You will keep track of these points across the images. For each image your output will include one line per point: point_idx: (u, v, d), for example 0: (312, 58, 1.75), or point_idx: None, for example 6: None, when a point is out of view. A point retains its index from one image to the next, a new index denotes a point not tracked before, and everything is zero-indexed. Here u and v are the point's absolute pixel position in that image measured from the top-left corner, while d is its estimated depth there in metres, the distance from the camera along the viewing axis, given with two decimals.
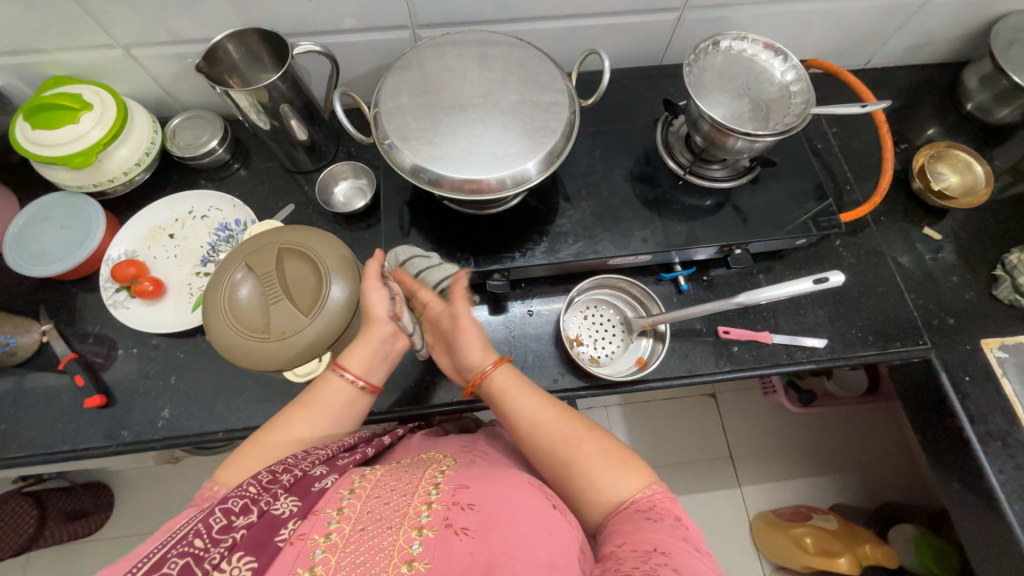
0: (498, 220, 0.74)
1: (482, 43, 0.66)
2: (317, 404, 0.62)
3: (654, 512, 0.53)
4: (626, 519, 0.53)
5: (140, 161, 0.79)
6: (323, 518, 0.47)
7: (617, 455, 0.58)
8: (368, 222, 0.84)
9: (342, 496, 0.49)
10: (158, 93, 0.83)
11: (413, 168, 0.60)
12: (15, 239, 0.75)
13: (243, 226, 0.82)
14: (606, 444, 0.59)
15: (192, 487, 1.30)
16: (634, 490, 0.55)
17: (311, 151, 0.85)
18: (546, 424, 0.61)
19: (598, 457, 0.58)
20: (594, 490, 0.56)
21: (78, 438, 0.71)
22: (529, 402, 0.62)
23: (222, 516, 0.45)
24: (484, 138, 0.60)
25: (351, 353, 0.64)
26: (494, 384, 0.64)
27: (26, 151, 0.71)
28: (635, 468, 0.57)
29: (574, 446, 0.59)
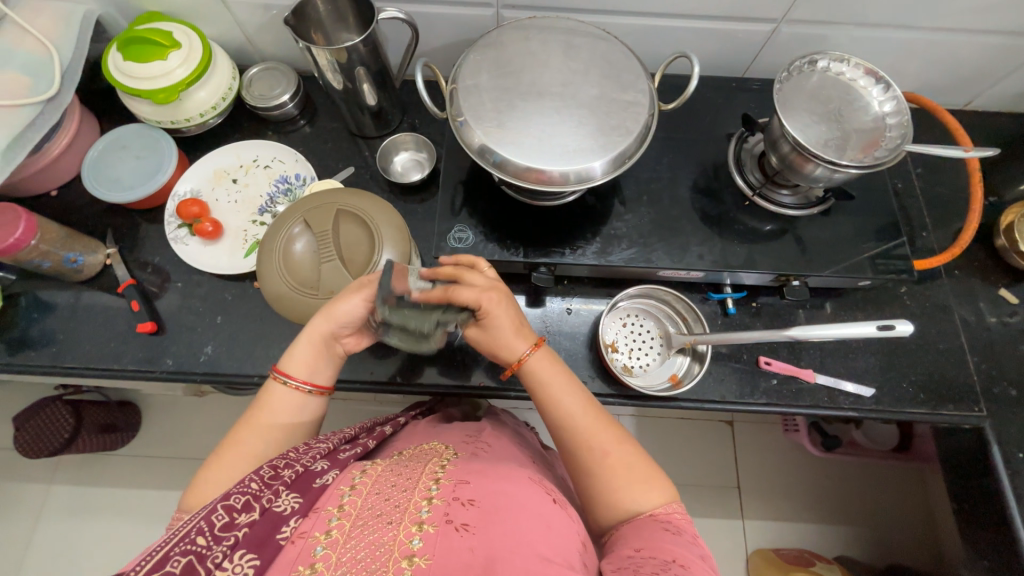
0: (552, 214, 0.73)
1: (568, 32, 0.64)
2: (267, 415, 0.62)
3: (671, 526, 0.53)
4: (642, 527, 0.53)
5: (216, 105, 0.81)
6: (323, 515, 0.49)
7: (643, 471, 0.57)
8: (421, 196, 0.85)
9: (343, 493, 0.51)
10: (241, 40, 0.85)
11: (480, 149, 0.59)
12: (93, 162, 0.79)
13: (302, 181, 0.83)
14: (635, 459, 0.58)
15: (214, 420, 1.37)
16: (654, 504, 0.56)
17: (377, 118, 0.85)
18: (581, 427, 0.59)
19: (624, 471, 0.57)
20: (616, 500, 0.56)
21: (127, 359, 0.75)
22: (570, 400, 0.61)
23: (225, 513, 0.48)
24: (557, 128, 0.59)
25: (291, 359, 0.63)
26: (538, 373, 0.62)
27: (116, 81, 0.74)
28: (658, 484, 0.57)
29: (599, 459, 0.58)
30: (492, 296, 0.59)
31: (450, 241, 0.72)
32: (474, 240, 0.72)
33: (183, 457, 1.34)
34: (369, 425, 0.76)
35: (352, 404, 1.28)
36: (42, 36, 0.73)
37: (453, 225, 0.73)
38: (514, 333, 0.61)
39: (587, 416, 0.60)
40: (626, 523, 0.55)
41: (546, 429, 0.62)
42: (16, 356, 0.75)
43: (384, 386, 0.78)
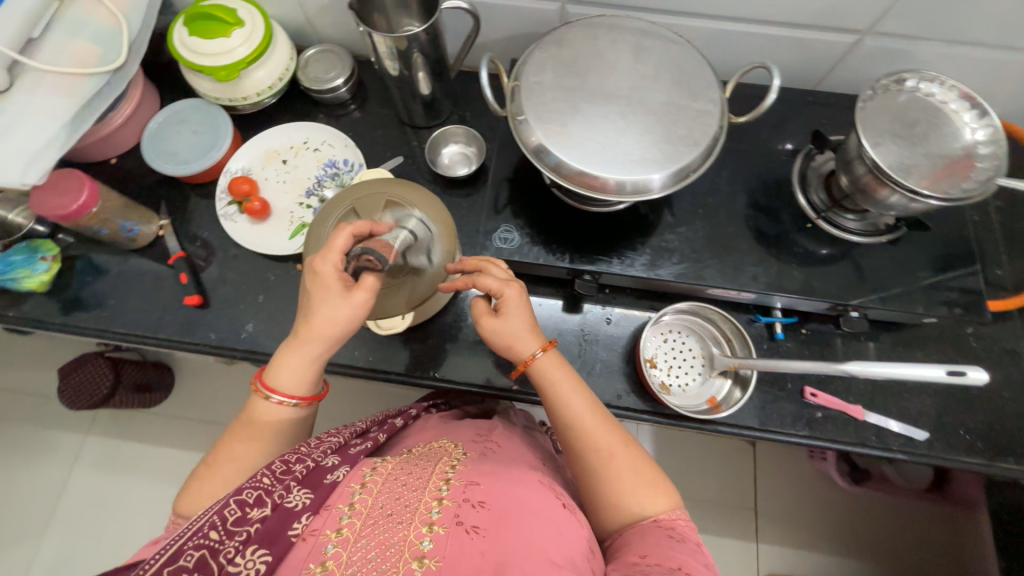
0: (601, 220, 0.71)
1: (639, 33, 0.61)
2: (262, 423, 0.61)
3: (674, 529, 0.53)
4: (647, 533, 0.53)
5: (272, 86, 0.82)
6: (335, 513, 0.49)
7: (648, 475, 0.57)
8: (466, 190, 0.84)
9: (354, 491, 0.52)
10: (301, 20, 0.85)
11: (537, 148, 0.58)
12: (153, 134, 0.81)
13: (350, 167, 0.84)
14: (640, 462, 0.58)
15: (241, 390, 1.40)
16: (658, 509, 0.55)
17: (428, 107, 0.84)
18: (587, 428, 0.59)
19: (628, 475, 0.57)
20: (622, 503, 0.56)
21: (172, 329, 0.77)
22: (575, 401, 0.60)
23: (237, 508, 0.48)
24: (619, 135, 0.57)
25: (278, 374, 0.60)
26: (543, 372, 0.61)
27: (180, 55, 0.75)
28: (662, 488, 0.57)
29: (604, 460, 0.57)
30: (514, 289, 0.60)
31: (495, 240, 0.71)
32: (519, 241, 0.71)
33: (210, 422, 1.39)
34: (381, 419, 0.76)
35: (376, 387, 1.30)
36: (114, 8, 0.73)
37: (500, 224, 0.72)
38: (525, 333, 0.61)
39: (591, 417, 0.60)
40: (631, 527, 0.55)
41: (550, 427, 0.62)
42: (71, 316, 0.78)
43: (413, 378, 0.78)
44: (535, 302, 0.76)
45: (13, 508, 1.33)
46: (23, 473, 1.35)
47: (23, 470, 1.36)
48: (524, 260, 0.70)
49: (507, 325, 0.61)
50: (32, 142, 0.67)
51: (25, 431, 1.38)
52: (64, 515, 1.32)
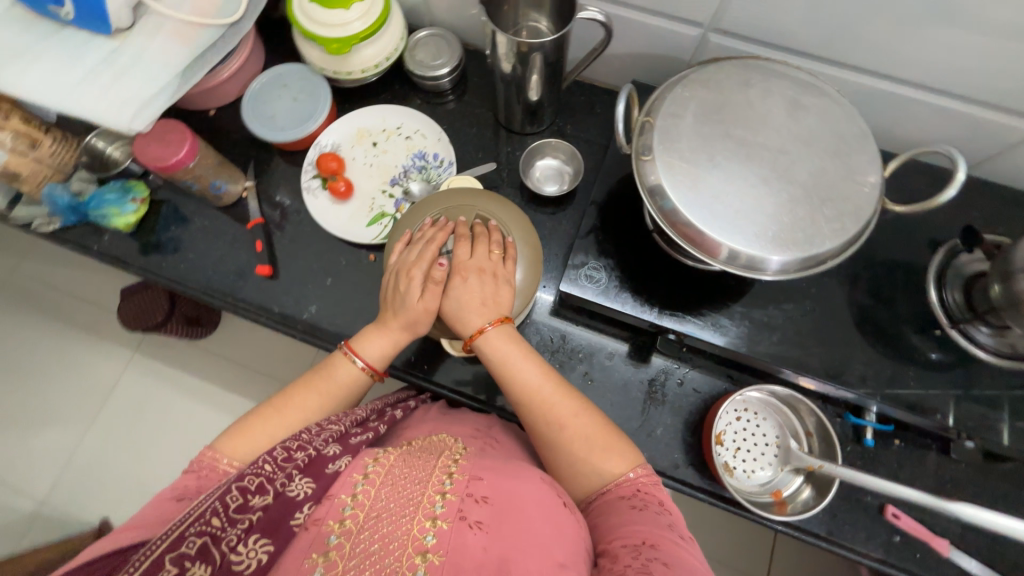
0: (699, 277, 0.65)
1: (798, 86, 0.54)
2: (325, 381, 0.62)
3: (637, 496, 0.51)
4: (612, 509, 0.51)
5: (378, 65, 0.79)
6: (337, 503, 0.46)
7: (601, 440, 0.54)
8: (554, 209, 0.79)
9: (355, 482, 0.48)
10: (418, 0, 0.81)
11: (653, 190, 0.53)
12: (255, 94, 0.80)
13: (440, 162, 0.80)
14: (593, 428, 0.55)
15: (280, 347, 1.43)
16: (618, 473, 0.53)
17: (533, 115, 0.80)
18: (543, 398, 0.56)
19: (581, 442, 0.54)
20: (582, 472, 0.54)
21: (240, 292, 0.77)
22: (527, 371, 0.58)
23: (238, 495, 0.46)
24: (753, 201, 0.50)
25: (366, 339, 0.63)
26: (490, 346, 0.58)
27: (297, 20, 0.73)
28: (618, 452, 0.54)
29: (554, 431, 0.55)
30: (460, 269, 0.59)
31: (578, 278, 0.67)
32: (606, 283, 0.67)
33: (244, 367, 1.42)
34: (378, 407, 0.71)
35: None
36: None
37: (588, 261, 0.68)
38: (474, 305, 0.59)
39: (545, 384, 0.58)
40: (593, 499, 0.53)
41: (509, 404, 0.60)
42: (150, 262, 0.79)
43: (459, 393, 0.76)
44: (605, 346, 0.72)
45: (59, 413, 1.41)
46: (74, 380, 1.43)
47: (74, 378, 1.44)
48: (607, 307, 0.66)
49: (464, 308, 0.59)
50: (146, 88, 0.67)
51: (80, 342, 1.46)
52: (103, 427, 1.39)
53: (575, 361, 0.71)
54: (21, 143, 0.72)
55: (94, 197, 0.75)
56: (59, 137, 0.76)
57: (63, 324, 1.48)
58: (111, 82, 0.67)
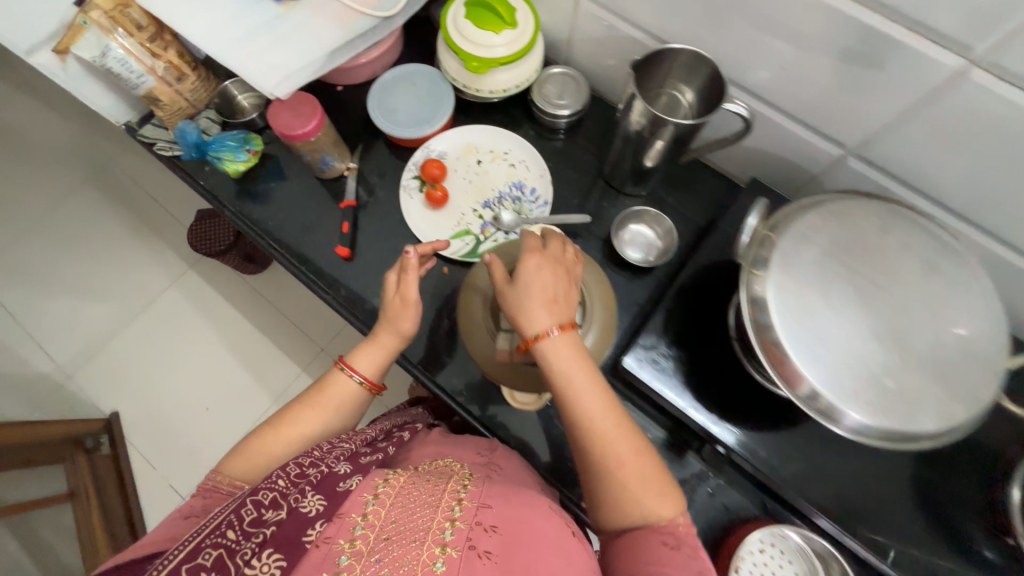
0: (766, 397, 0.63)
1: (941, 245, 0.51)
2: (325, 398, 0.64)
3: (676, 535, 0.47)
4: (641, 540, 0.48)
5: (506, 90, 0.80)
6: (348, 521, 0.44)
7: (656, 481, 0.49)
8: (632, 275, 0.79)
9: (367, 500, 0.46)
10: (563, 38, 0.82)
11: (756, 310, 0.51)
12: (385, 84, 0.83)
13: (535, 198, 0.81)
14: (647, 465, 0.50)
15: (315, 307, 1.47)
16: (662, 515, 0.48)
17: (640, 178, 0.79)
18: (598, 427, 0.50)
19: (634, 479, 0.49)
20: (625, 504, 0.49)
21: (314, 265, 0.80)
22: (587, 394, 0.51)
23: (253, 508, 0.47)
24: (861, 354, 0.48)
25: (357, 351, 0.66)
26: (548, 353, 0.52)
27: (447, 30, 0.76)
28: (667, 493, 0.49)
29: (610, 466, 0.50)
30: (534, 258, 0.56)
31: (644, 361, 0.65)
32: (669, 372, 0.65)
33: (282, 316, 1.47)
34: (387, 428, 0.74)
35: None
36: None
37: (657, 345, 0.66)
38: (544, 300, 0.53)
39: (605, 416, 0.51)
40: (630, 536, 0.49)
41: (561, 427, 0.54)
42: (242, 210, 0.83)
43: (468, 415, 0.73)
44: (648, 433, 0.70)
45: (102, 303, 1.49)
46: (131, 279, 1.52)
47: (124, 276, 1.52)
48: (667, 399, 0.64)
49: (534, 287, 0.54)
50: (296, 60, 0.71)
51: (140, 246, 1.54)
52: (143, 330, 1.47)
53: None
54: (169, 73, 0.77)
55: (217, 139, 0.80)
56: (202, 77, 0.82)
57: (138, 225, 1.57)
58: (267, 46, 0.71)
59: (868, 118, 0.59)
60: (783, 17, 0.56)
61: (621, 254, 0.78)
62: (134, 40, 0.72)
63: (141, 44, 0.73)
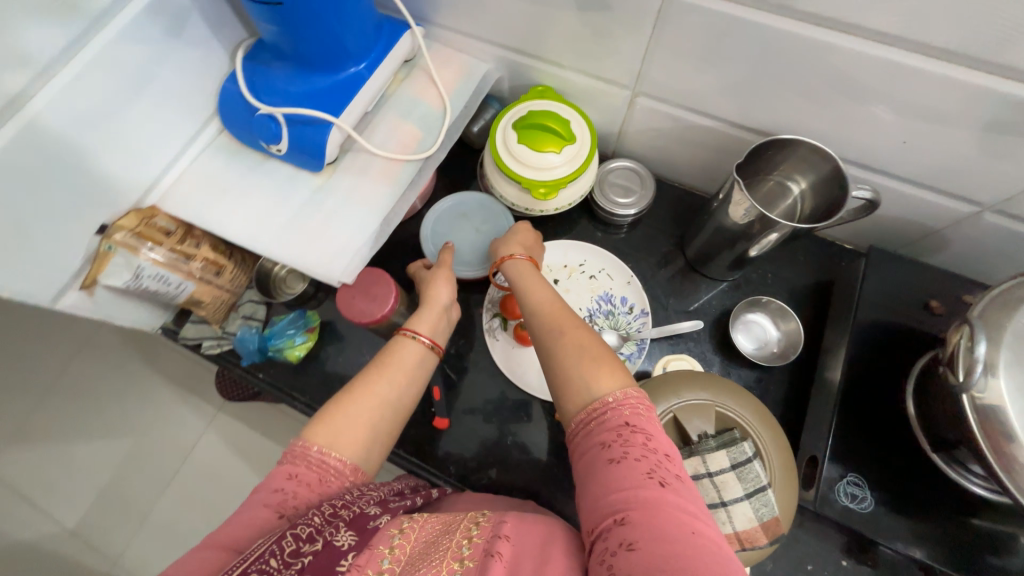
0: (976, 504, 0.56)
1: None
2: (394, 362, 0.55)
3: (622, 437, 0.41)
4: (599, 457, 0.41)
5: (572, 202, 0.73)
6: (376, 554, 0.40)
7: (591, 350, 0.48)
8: (757, 371, 0.71)
9: (393, 534, 0.43)
10: (614, 132, 0.77)
11: (988, 434, 0.44)
12: (433, 223, 0.76)
13: (629, 308, 0.74)
14: (586, 338, 0.49)
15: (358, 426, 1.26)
16: (607, 389, 0.45)
17: (737, 263, 0.72)
18: (548, 311, 0.53)
19: (570, 351, 0.48)
20: (575, 380, 0.47)
21: (411, 443, 0.71)
22: (540, 290, 0.56)
23: (292, 539, 0.39)
24: None
25: (418, 316, 0.60)
26: (514, 270, 0.60)
27: (501, 158, 0.69)
28: (609, 368, 0.47)
29: (553, 339, 0.50)
30: (523, 224, 0.69)
31: (838, 495, 0.57)
32: (866, 502, 0.57)
33: None
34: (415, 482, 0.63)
35: None
36: (445, 92, 0.70)
37: (844, 473, 0.58)
38: (516, 246, 0.65)
39: (550, 307, 0.54)
40: (585, 417, 0.45)
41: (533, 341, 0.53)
42: (312, 396, 0.74)
43: None
44: (838, 559, 0.62)
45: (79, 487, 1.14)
46: None
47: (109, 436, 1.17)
48: (879, 534, 0.56)
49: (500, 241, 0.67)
50: (352, 234, 0.63)
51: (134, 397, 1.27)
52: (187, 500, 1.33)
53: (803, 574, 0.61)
54: (207, 270, 0.69)
55: (275, 330, 0.73)
56: (240, 262, 0.74)
57: None
58: (319, 226, 0.63)
59: (1016, 178, 0.53)
60: (909, 94, 0.50)
61: (731, 342, 0.73)
62: (164, 248, 0.63)
63: (171, 249, 0.64)
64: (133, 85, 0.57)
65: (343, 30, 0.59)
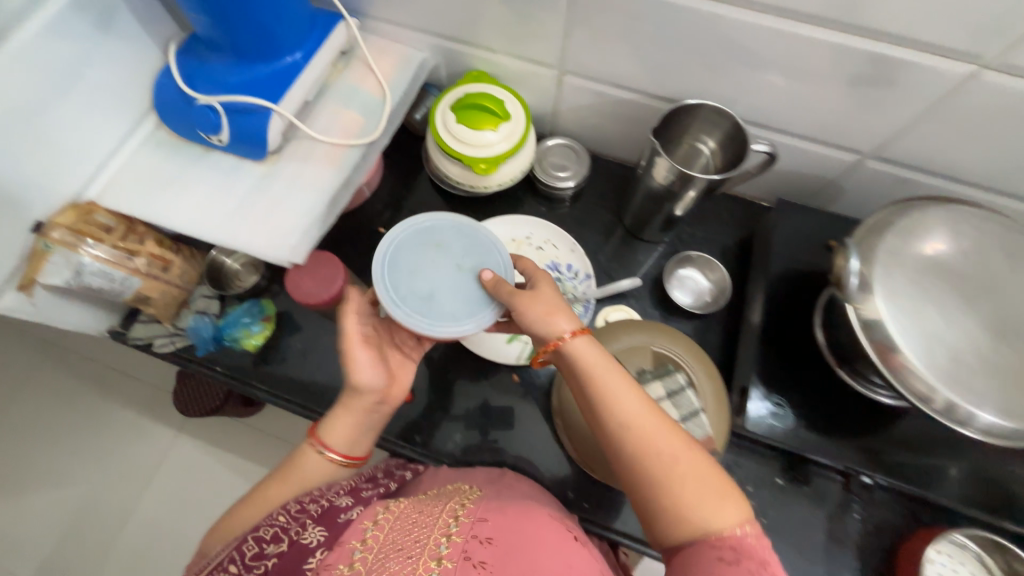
0: (879, 410, 0.64)
1: (1005, 232, 0.54)
2: (296, 473, 0.59)
3: (738, 558, 0.40)
4: (700, 562, 0.41)
5: (514, 178, 0.78)
6: (347, 548, 0.52)
7: (717, 486, 0.43)
8: (693, 321, 0.78)
9: (366, 527, 0.54)
10: (548, 112, 0.82)
11: (871, 331, 0.51)
12: (397, 266, 0.58)
13: (574, 274, 0.79)
14: (706, 465, 0.44)
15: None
16: (725, 523, 0.42)
17: (667, 225, 0.79)
18: (644, 425, 0.45)
19: (690, 484, 0.43)
20: (685, 511, 0.43)
21: None
22: (626, 391, 0.47)
23: (255, 543, 0.54)
24: (975, 348, 0.50)
25: (330, 426, 0.59)
26: (574, 358, 0.50)
27: (442, 138, 0.73)
28: (730, 497, 0.43)
29: (665, 467, 0.44)
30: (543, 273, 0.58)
31: (764, 415, 0.64)
32: (788, 419, 0.64)
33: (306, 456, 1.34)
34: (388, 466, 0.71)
35: None
36: (383, 80, 0.73)
37: (767, 395, 0.65)
38: (556, 309, 0.53)
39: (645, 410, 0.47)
40: (698, 541, 0.42)
41: (616, 453, 0.47)
42: (271, 384, 0.74)
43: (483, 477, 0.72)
44: (774, 479, 0.68)
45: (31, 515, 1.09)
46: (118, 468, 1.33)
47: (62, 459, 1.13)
48: (802, 447, 0.63)
49: (526, 302, 0.53)
50: (299, 216, 0.65)
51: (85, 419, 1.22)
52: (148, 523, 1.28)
53: (745, 496, 0.67)
54: (154, 267, 0.68)
55: (230, 320, 0.74)
56: (187, 257, 0.73)
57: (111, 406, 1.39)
58: (266, 210, 0.65)
59: (884, 126, 0.61)
60: (786, 58, 0.58)
61: (668, 297, 0.79)
62: (106, 246, 0.63)
63: (114, 246, 0.64)
64: (62, 80, 0.57)
65: (277, 20, 0.61)
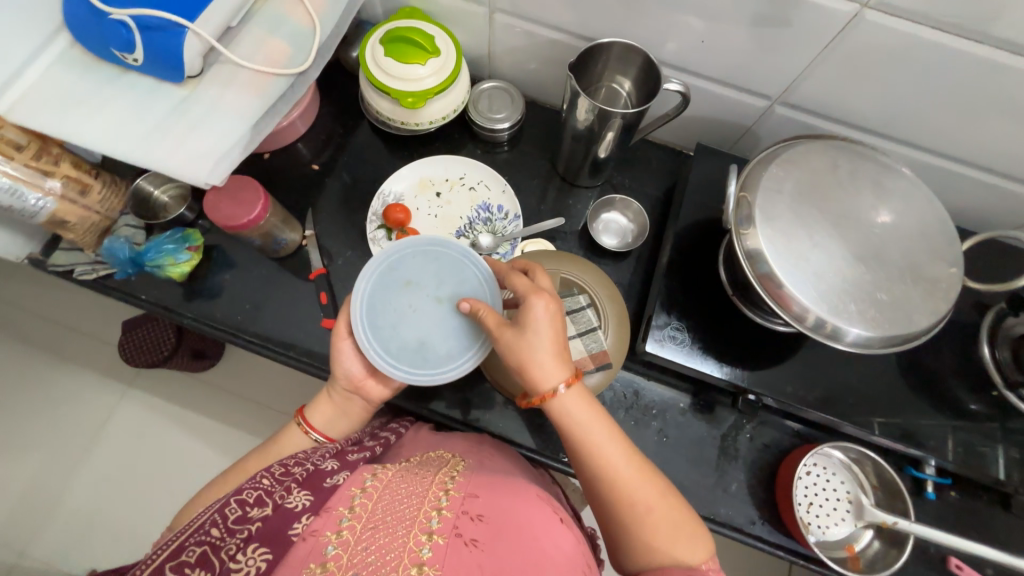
0: (772, 339, 0.69)
1: (879, 168, 0.58)
2: (275, 452, 0.63)
3: None
4: None
5: (446, 117, 0.79)
6: (335, 514, 0.46)
7: (688, 540, 0.46)
8: (616, 261, 0.81)
9: (354, 494, 0.49)
10: (484, 54, 0.83)
11: (750, 253, 0.56)
12: (374, 310, 0.60)
13: (504, 215, 0.82)
14: (678, 510, 0.48)
15: (277, 375, 1.23)
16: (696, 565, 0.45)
17: (594, 169, 0.81)
18: (622, 480, 0.48)
19: (661, 538, 0.46)
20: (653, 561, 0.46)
21: (304, 346, 0.75)
22: (610, 446, 0.48)
23: (237, 507, 0.48)
24: (842, 268, 0.54)
25: (314, 407, 0.65)
26: (558, 407, 0.50)
27: (371, 71, 0.73)
28: (700, 539, 0.46)
29: (637, 519, 0.47)
30: (543, 301, 0.50)
31: (665, 340, 0.68)
32: (688, 343, 0.69)
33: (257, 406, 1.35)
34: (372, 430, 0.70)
35: None
36: (312, 8, 0.72)
37: (670, 321, 0.70)
38: (549, 356, 0.49)
39: (630, 467, 0.48)
40: None
41: (591, 496, 0.50)
42: (200, 312, 0.76)
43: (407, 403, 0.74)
44: (677, 403, 0.74)
45: None
46: None
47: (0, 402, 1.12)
48: (693, 369, 0.68)
49: (511, 345, 0.51)
50: (221, 140, 0.65)
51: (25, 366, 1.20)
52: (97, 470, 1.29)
53: (649, 418, 0.72)
54: (72, 189, 0.69)
55: (152, 245, 0.73)
56: (108, 182, 0.73)
57: None
58: (186, 133, 0.65)
59: (786, 70, 0.65)
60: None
61: (593, 238, 0.82)
62: (17, 163, 0.62)
63: (25, 164, 0.63)
64: None
65: None
